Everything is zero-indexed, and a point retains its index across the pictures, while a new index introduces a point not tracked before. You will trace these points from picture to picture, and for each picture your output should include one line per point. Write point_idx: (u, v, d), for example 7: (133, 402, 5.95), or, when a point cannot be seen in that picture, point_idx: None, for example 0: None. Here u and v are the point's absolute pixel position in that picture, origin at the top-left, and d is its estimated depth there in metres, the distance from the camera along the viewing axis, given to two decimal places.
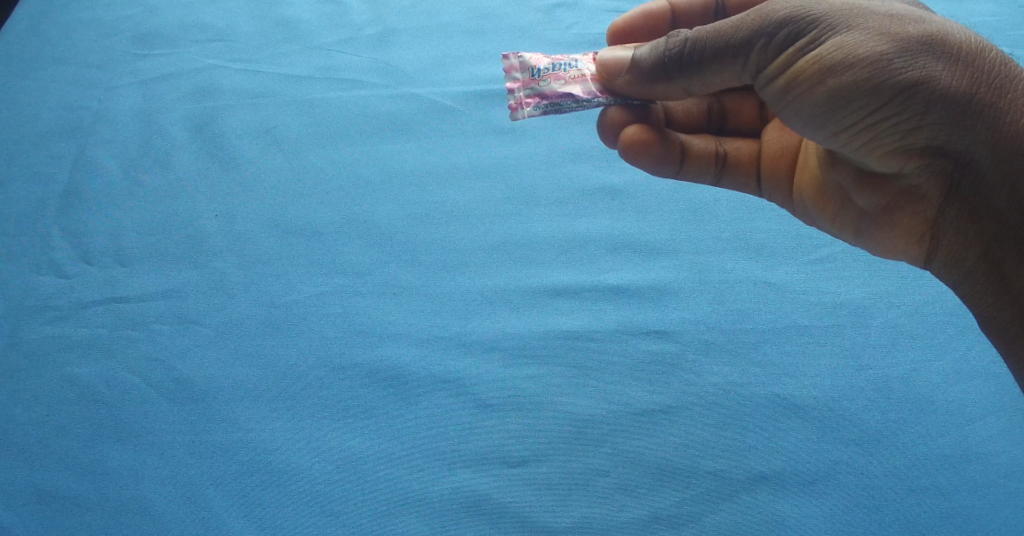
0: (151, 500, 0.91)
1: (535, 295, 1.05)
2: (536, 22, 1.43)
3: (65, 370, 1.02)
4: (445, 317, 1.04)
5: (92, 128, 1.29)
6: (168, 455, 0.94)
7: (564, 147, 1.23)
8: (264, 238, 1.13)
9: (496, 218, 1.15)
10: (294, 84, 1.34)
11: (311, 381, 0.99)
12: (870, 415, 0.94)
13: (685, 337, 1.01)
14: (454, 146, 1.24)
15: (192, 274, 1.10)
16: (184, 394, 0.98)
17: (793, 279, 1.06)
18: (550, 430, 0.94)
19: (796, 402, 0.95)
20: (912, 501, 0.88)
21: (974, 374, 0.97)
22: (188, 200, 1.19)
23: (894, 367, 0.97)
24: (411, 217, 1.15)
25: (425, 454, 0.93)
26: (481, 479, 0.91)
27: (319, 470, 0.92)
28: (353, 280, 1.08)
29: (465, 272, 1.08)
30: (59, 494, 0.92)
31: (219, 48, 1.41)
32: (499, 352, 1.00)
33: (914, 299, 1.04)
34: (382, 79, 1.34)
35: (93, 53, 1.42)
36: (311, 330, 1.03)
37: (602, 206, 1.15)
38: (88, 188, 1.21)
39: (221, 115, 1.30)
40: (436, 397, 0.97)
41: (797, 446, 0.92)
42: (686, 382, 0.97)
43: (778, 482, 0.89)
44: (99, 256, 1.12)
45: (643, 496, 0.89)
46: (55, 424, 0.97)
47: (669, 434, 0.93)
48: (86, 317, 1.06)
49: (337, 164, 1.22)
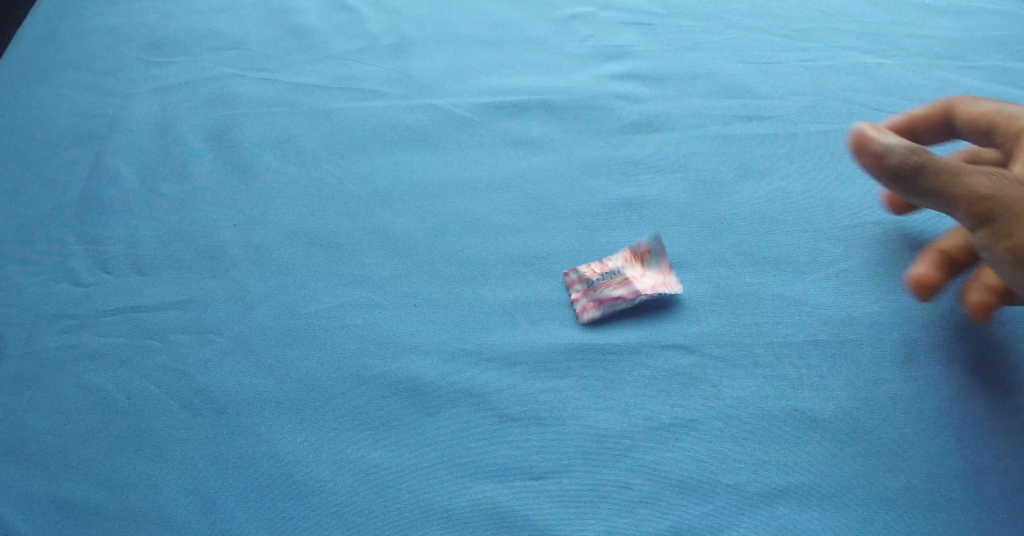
0: (172, 512, 0.91)
1: (554, 307, 1.06)
2: (551, 33, 1.44)
3: (83, 380, 1.02)
4: (465, 328, 1.04)
5: (108, 136, 1.30)
6: (189, 466, 0.94)
7: (581, 159, 1.23)
8: (281, 249, 1.14)
9: (514, 229, 1.15)
10: (310, 93, 1.35)
11: (331, 393, 0.99)
12: (887, 429, 0.94)
13: (703, 350, 1.01)
14: (471, 158, 1.24)
15: (211, 283, 1.10)
16: (204, 405, 0.99)
17: (810, 293, 1.07)
18: (569, 442, 0.94)
19: (813, 416, 0.96)
20: (930, 515, 0.88)
21: (991, 389, 0.97)
22: (205, 210, 1.19)
23: (911, 381, 0.98)
24: (429, 229, 1.15)
25: (444, 465, 0.93)
26: (500, 491, 0.91)
27: (339, 482, 0.92)
28: (372, 291, 1.09)
29: (484, 285, 1.09)
30: (79, 504, 0.92)
31: (234, 55, 1.42)
32: (518, 364, 1.01)
33: (930, 313, 1.05)
34: (398, 90, 1.35)
35: (108, 60, 1.43)
36: (331, 341, 1.04)
37: (619, 219, 1.16)
38: (105, 197, 1.21)
39: (238, 123, 1.30)
40: (454, 409, 0.97)
41: (816, 460, 0.92)
42: (705, 395, 0.98)
43: (796, 496, 0.90)
44: (116, 265, 1.13)
45: (662, 509, 0.90)
46: (74, 434, 0.98)
47: (687, 448, 0.94)
48: (106, 326, 1.06)
49: (353, 174, 1.23)
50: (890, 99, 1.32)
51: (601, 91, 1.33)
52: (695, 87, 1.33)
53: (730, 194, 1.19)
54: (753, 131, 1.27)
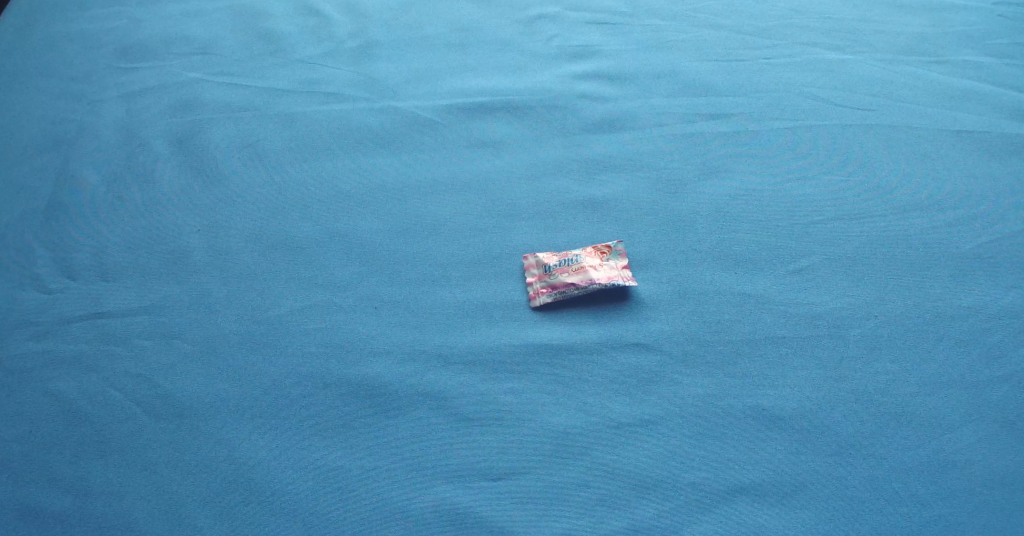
0: (136, 516, 0.90)
1: (515, 308, 1.07)
2: (517, 34, 1.47)
3: (47, 386, 1.01)
4: (427, 330, 1.04)
5: (75, 143, 1.30)
6: (153, 471, 0.93)
7: (544, 161, 1.24)
8: (246, 252, 1.14)
9: (478, 230, 1.16)
10: (277, 98, 1.36)
11: (293, 395, 0.99)
12: (846, 425, 0.95)
13: (664, 349, 1.02)
14: (436, 160, 1.25)
15: (175, 288, 1.10)
16: (168, 410, 0.98)
17: (770, 290, 1.07)
18: (531, 443, 0.94)
19: (773, 413, 0.96)
20: (889, 510, 0.89)
21: (949, 383, 0.98)
22: (171, 215, 1.19)
23: (870, 377, 0.99)
24: (393, 230, 1.16)
25: (406, 466, 0.93)
26: (462, 491, 0.91)
27: (300, 484, 0.92)
28: (336, 294, 1.09)
29: (447, 286, 1.09)
30: (42, 510, 0.91)
31: (202, 61, 1.43)
32: (480, 365, 1.01)
33: (890, 308, 1.05)
34: (364, 93, 1.36)
35: (77, 67, 1.43)
36: (294, 344, 1.04)
37: (582, 219, 1.16)
38: (71, 203, 1.21)
39: (205, 128, 1.31)
40: (416, 411, 0.97)
41: (775, 457, 0.93)
42: (665, 394, 0.98)
43: (756, 494, 0.90)
44: (81, 271, 1.12)
45: (623, 507, 0.89)
46: (38, 440, 0.97)
47: (648, 446, 0.94)
48: (69, 333, 1.06)
49: (320, 177, 1.23)
50: (850, 95, 1.34)
51: (565, 92, 1.35)
52: (661, 86, 1.36)
53: (693, 193, 1.19)
54: (716, 129, 1.28)
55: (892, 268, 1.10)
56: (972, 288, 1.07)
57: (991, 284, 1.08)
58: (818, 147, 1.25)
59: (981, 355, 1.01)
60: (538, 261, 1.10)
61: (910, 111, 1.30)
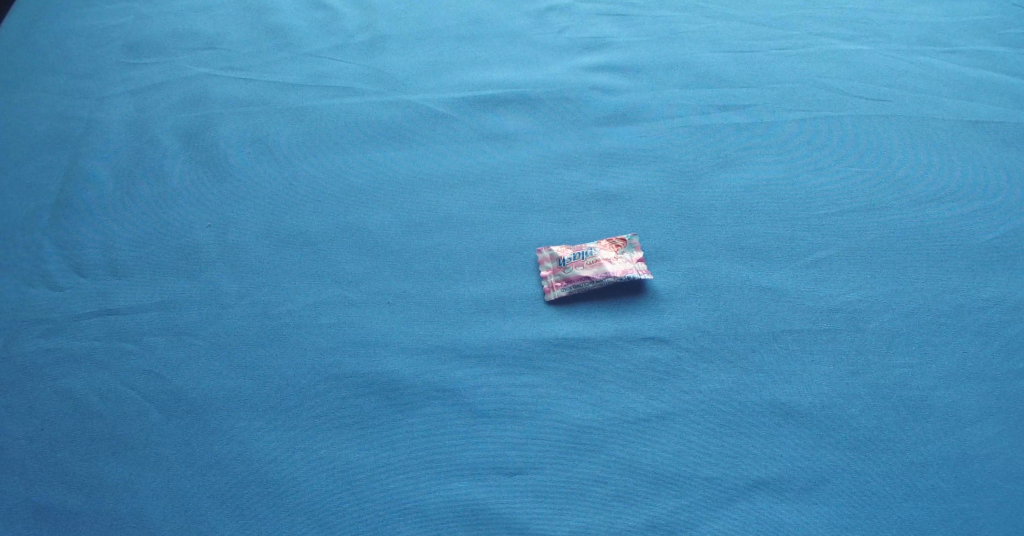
0: (148, 513, 0.89)
1: (529, 302, 1.06)
2: (527, 26, 1.46)
3: (58, 383, 1.00)
4: (439, 325, 1.03)
5: (83, 139, 1.29)
6: (165, 468, 0.93)
7: (556, 154, 1.23)
8: (256, 247, 1.13)
9: (489, 224, 1.15)
10: (286, 92, 1.35)
11: (304, 391, 0.98)
12: (865, 419, 0.93)
13: (679, 343, 1.01)
14: (447, 153, 1.24)
15: (185, 284, 1.09)
16: (180, 406, 0.98)
17: (786, 283, 1.06)
18: (545, 438, 0.93)
19: (791, 408, 0.95)
20: (909, 505, 0.87)
21: (969, 377, 0.97)
22: (181, 210, 1.18)
23: (890, 371, 0.97)
24: (404, 225, 1.15)
25: (420, 463, 0.92)
26: (477, 487, 0.90)
27: (313, 481, 0.91)
28: (346, 289, 1.08)
29: (459, 281, 1.08)
30: (55, 508, 0.90)
31: (210, 56, 1.43)
32: (493, 360, 1.00)
33: (909, 301, 1.04)
34: (374, 86, 1.35)
35: (85, 63, 1.43)
36: (305, 340, 1.03)
37: (594, 212, 1.15)
38: (80, 199, 1.20)
39: (213, 124, 1.31)
40: (430, 406, 0.96)
41: (793, 451, 0.91)
42: (681, 387, 0.97)
43: (775, 489, 0.89)
44: (91, 268, 1.12)
45: (641, 503, 0.88)
46: (51, 437, 0.96)
47: (665, 441, 0.92)
48: (80, 329, 1.05)
49: (329, 172, 1.22)
50: (865, 86, 1.32)
51: (576, 84, 1.34)
52: (673, 78, 1.34)
53: (707, 185, 1.18)
54: (729, 121, 1.27)
55: (910, 260, 1.08)
56: (991, 280, 1.06)
57: (1010, 276, 1.06)
58: (833, 138, 1.24)
59: (1000, 348, 0.99)
60: (552, 255, 1.09)
61: (926, 102, 1.29)
